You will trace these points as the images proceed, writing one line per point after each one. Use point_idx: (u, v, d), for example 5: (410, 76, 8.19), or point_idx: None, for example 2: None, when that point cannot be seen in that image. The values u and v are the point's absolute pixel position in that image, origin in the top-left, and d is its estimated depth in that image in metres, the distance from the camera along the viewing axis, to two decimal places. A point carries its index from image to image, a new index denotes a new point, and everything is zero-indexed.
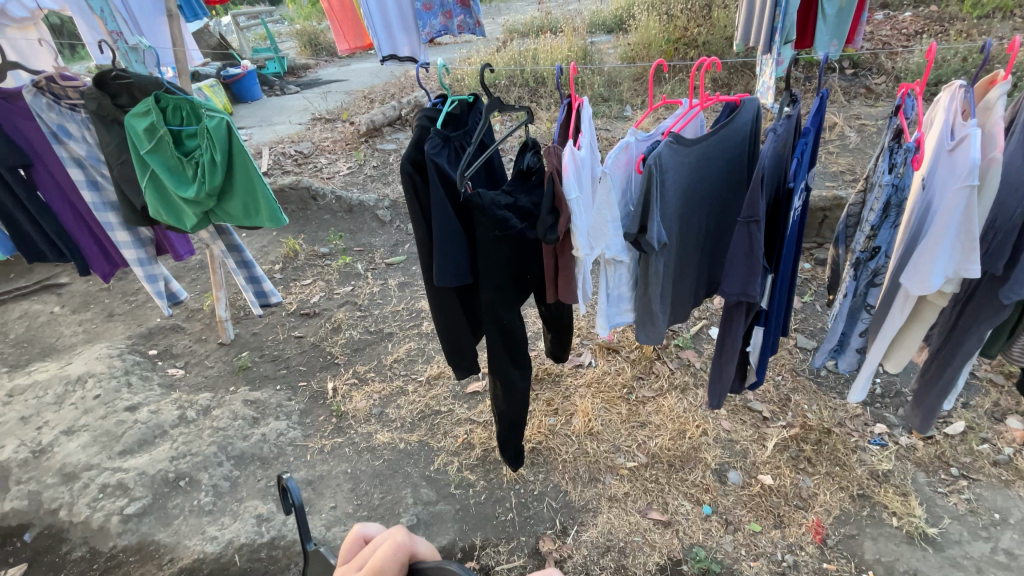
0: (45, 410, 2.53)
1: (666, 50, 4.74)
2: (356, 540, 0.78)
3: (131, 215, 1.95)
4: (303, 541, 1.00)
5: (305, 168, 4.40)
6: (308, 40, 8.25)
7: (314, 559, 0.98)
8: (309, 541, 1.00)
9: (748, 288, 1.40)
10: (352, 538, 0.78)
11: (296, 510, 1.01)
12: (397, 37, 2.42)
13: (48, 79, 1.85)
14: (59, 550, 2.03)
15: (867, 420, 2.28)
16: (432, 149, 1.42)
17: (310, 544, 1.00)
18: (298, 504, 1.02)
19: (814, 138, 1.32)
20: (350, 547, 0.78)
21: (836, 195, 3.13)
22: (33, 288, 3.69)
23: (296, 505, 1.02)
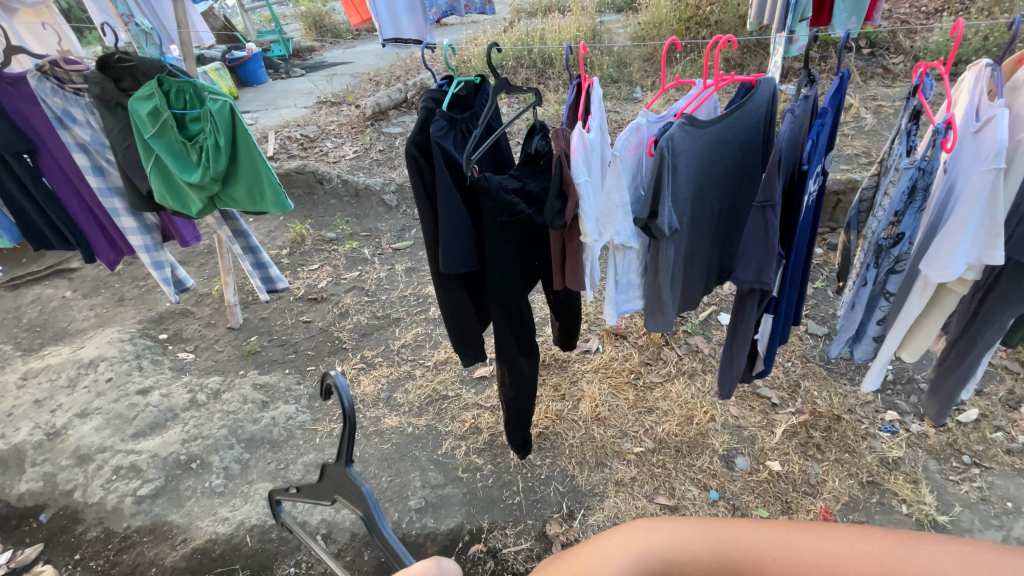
0: (58, 393, 2.57)
1: (677, 30, 4.62)
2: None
3: (138, 201, 1.95)
4: (341, 460, 0.93)
5: (311, 152, 4.37)
6: (312, 22, 8.17)
7: (337, 471, 0.97)
8: (346, 463, 0.94)
9: (762, 275, 1.38)
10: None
11: (347, 426, 0.90)
12: (402, 19, 2.39)
13: (51, 62, 1.83)
14: (75, 530, 2.08)
15: (878, 407, 2.26)
16: (439, 132, 1.39)
17: (348, 466, 0.93)
18: (347, 412, 0.92)
19: (832, 119, 1.28)
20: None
21: (851, 178, 3.07)
22: (44, 273, 3.73)
23: (347, 417, 0.91)
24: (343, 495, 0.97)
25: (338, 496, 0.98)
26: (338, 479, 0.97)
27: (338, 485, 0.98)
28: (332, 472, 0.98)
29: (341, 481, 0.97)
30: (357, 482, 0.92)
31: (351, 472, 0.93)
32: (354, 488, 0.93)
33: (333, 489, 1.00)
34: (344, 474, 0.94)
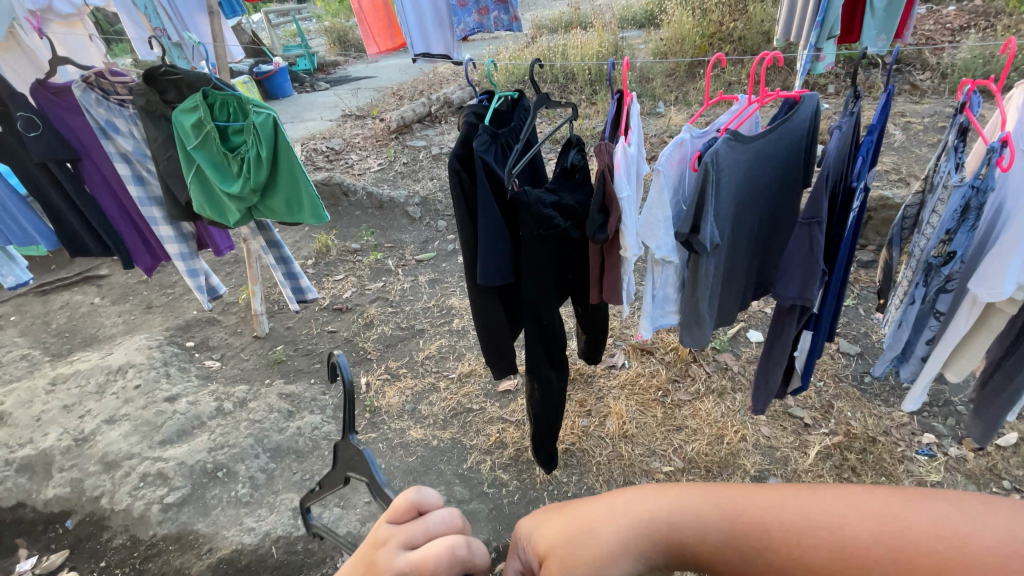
0: (87, 399, 2.60)
1: (699, 45, 4.63)
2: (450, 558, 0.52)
3: (176, 210, 1.99)
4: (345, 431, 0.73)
5: (336, 164, 4.43)
6: (337, 37, 8.33)
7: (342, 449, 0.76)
8: (352, 432, 0.73)
9: (805, 292, 1.35)
10: (441, 561, 0.51)
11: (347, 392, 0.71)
12: (431, 33, 2.50)
13: (97, 74, 1.88)
14: (101, 536, 2.09)
15: (914, 429, 2.20)
16: (481, 146, 1.39)
17: (352, 434, 0.74)
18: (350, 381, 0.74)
19: (879, 136, 1.25)
20: (398, 514, 0.56)
21: (882, 195, 3.02)
22: (75, 280, 3.80)
23: (347, 383, 0.72)
24: (352, 471, 0.75)
25: (347, 477, 0.77)
26: (344, 458, 0.76)
27: (347, 465, 0.76)
28: (342, 453, 0.76)
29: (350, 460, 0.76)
30: (363, 453, 0.72)
31: (357, 444, 0.73)
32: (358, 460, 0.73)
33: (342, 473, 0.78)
34: (350, 452, 0.74)
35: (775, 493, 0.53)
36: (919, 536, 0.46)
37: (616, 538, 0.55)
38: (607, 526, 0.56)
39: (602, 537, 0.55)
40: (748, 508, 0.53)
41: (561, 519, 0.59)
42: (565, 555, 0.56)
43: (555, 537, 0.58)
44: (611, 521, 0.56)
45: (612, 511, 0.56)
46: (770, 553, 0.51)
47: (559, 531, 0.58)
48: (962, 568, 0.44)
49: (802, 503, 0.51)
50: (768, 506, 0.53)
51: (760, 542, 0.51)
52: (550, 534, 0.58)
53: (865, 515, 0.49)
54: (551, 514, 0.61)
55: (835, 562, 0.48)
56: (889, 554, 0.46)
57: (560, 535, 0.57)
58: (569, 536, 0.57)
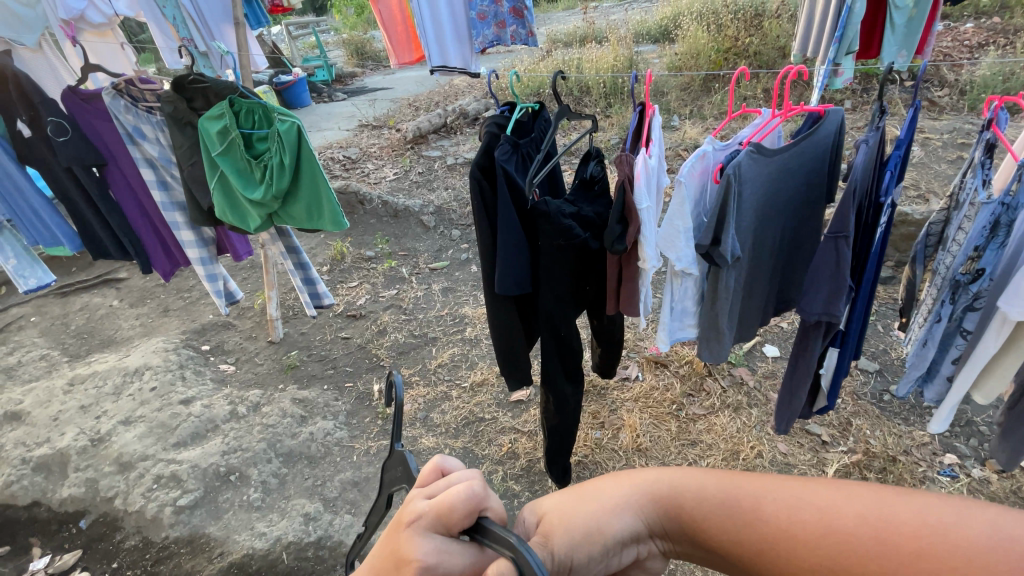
0: (104, 400, 2.62)
1: (714, 60, 4.66)
2: (464, 496, 0.50)
3: (199, 215, 2.02)
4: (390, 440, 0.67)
5: (353, 173, 4.49)
6: (355, 49, 8.51)
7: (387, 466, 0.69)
8: (399, 446, 0.66)
9: (831, 307, 1.32)
10: (457, 494, 0.49)
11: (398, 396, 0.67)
12: (449, 48, 2.55)
13: (127, 82, 1.92)
14: (113, 537, 2.10)
15: (936, 450, 2.15)
16: (502, 156, 1.40)
17: (397, 444, 0.67)
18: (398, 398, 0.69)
19: (905, 151, 1.24)
20: (423, 481, 0.57)
21: (901, 211, 2.99)
22: (94, 282, 3.86)
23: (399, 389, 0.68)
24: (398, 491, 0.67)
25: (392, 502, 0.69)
26: (387, 474, 0.68)
27: (391, 482, 0.68)
28: (388, 474, 0.68)
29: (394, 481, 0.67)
30: (410, 467, 0.64)
31: (406, 462, 0.64)
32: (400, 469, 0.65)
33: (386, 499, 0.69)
34: (398, 470, 0.66)
35: (771, 478, 0.59)
36: (903, 522, 0.51)
37: (619, 495, 0.63)
38: (612, 489, 0.63)
39: (607, 498, 0.63)
40: (742, 485, 0.59)
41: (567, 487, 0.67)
42: (570, 509, 0.62)
43: (562, 498, 0.65)
44: (615, 490, 0.63)
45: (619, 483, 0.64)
46: (758, 526, 0.56)
47: (566, 494, 0.65)
48: (940, 552, 0.48)
49: (794, 486, 0.57)
50: (764, 487, 0.58)
51: (751, 514, 0.57)
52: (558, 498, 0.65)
53: (855, 500, 0.54)
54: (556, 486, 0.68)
55: (818, 534, 0.53)
56: (869, 531, 0.51)
57: (565, 495, 0.65)
58: (575, 498, 0.64)
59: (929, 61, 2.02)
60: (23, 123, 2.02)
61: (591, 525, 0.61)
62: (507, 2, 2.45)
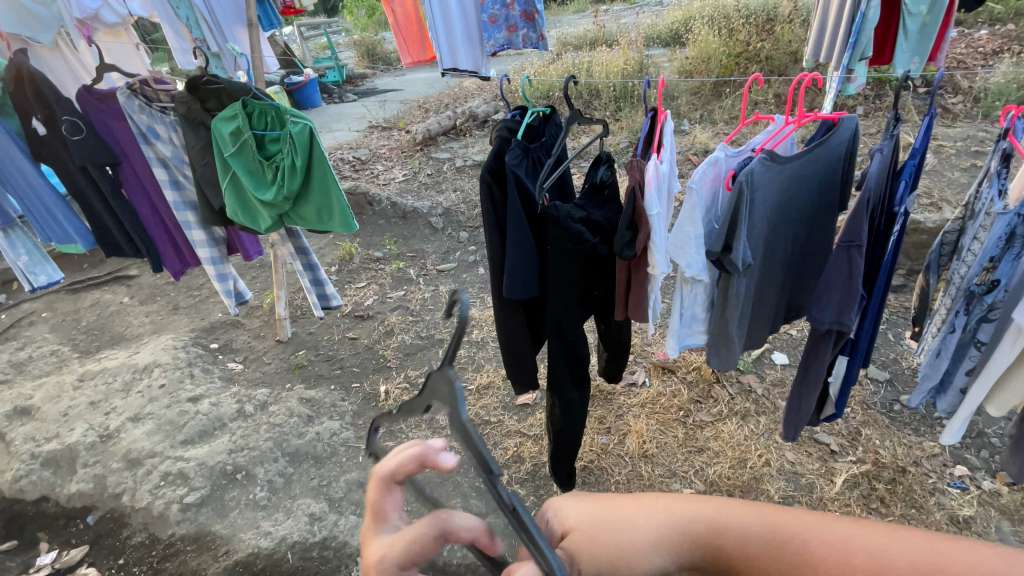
0: (113, 396, 2.65)
1: (725, 65, 4.64)
2: (383, 486, 0.62)
3: (210, 215, 2.03)
4: (443, 363, 0.63)
5: (362, 174, 4.51)
6: (366, 50, 8.56)
7: (432, 379, 0.67)
8: (453, 369, 0.63)
9: (842, 316, 1.31)
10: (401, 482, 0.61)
11: (458, 329, 0.60)
12: (460, 52, 2.56)
13: (142, 82, 1.94)
14: (120, 534, 2.12)
15: (946, 461, 2.12)
16: (512, 160, 1.40)
17: (448, 368, 0.64)
18: (463, 316, 0.62)
19: (921, 159, 1.22)
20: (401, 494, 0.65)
21: (913, 219, 2.96)
22: (106, 279, 3.90)
23: (460, 320, 0.61)
24: (440, 402, 0.66)
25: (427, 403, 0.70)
26: (431, 386, 0.68)
27: (432, 393, 0.68)
28: (432, 380, 0.68)
29: (439, 394, 0.67)
30: (459, 393, 0.62)
31: (456, 390, 0.62)
32: (446, 393, 0.64)
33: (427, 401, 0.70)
34: (445, 388, 0.65)
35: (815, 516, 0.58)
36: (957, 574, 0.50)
37: (652, 528, 0.61)
38: (640, 517, 0.63)
39: (634, 525, 0.62)
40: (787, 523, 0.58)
41: (591, 499, 0.68)
42: (595, 534, 0.63)
43: (588, 514, 0.66)
44: (643, 519, 0.62)
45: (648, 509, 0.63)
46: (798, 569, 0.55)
47: (592, 510, 0.66)
48: None
49: (842, 526, 0.56)
50: (809, 527, 0.57)
51: (787, 553, 0.56)
52: (584, 513, 0.66)
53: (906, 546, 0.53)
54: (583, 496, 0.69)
55: None
56: None
57: (591, 513, 0.66)
58: (600, 520, 0.64)
59: (944, 70, 2.01)
60: (37, 121, 2.04)
61: (619, 554, 0.61)
62: (519, 6, 2.46)
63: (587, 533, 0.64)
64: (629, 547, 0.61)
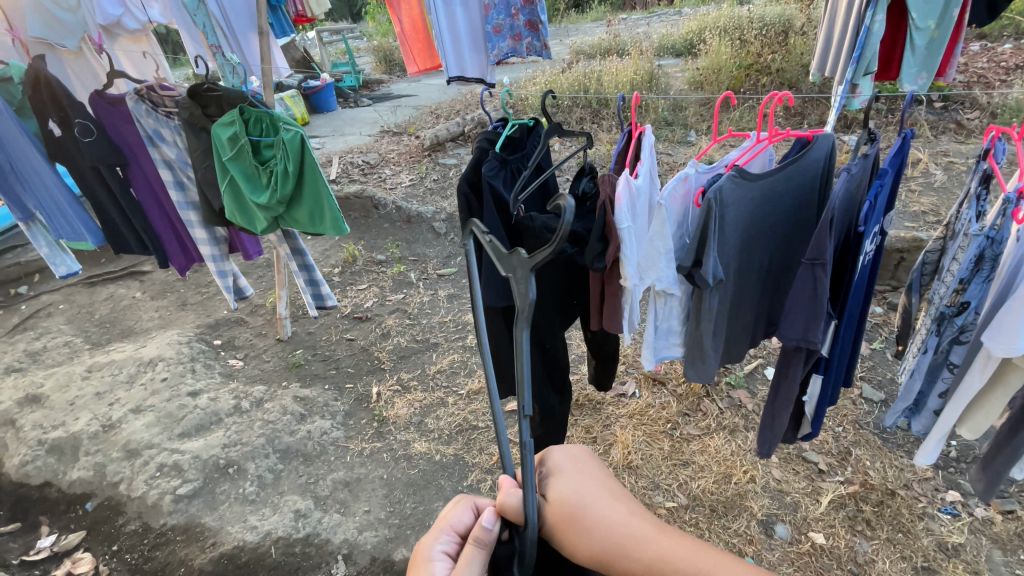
0: (118, 388, 2.74)
1: (736, 76, 4.61)
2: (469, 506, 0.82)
3: (210, 215, 2.11)
4: (529, 262, 0.67)
5: (370, 178, 4.59)
6: (383, 57, 8.74)
7: (514, 259, 0.71)
8: (532, 274, 0.68)
9: (808, 333, 1.30)
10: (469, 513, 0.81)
11: (559, 240, 0.63)
12: (465, 58, 2.60)
13: (149, 88, 2.03)
14: (116, 521, 2.19)
15: (938, 485, 2.08)
16: (489, 171, 1.45)
17: (531, 271, 0.68)
18: (564, 229, 0.64)
19: (891, 180, 1.22)
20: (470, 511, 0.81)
21: (916, 237, 2.91)
22: (120, 274, 4.04)
23: (564, 231, 0.64)
24: (512, 285, 0.72)
25: (501, 268, 0.75)
26: (509, 264, 0.72)
27: (507, 268, 0.73)
28: (513, 261, 0.72)
29: (512, 269, 0.72)
30: (529, 293, 0.69)
31: (528, 282, 0.68)
32: (522, 282, 0.70)
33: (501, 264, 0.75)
34: (520, 283, 0.70)
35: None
36: None
37: (603, 542, 0.69)
38: (601, 526, 0.70)
39: (591, 529, 0.70)
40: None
41: (579, 482, 0.75)
42: (564, 519, 0.72)
43: (569, 494, 0.74)
44: (604, 526, 0.70)
45: (611, 518, 0.71)
46: None
47: (575, 493, 0.74)
48: None
49: None
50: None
51: None
52: (567, 491, 0.74)
53: None
54: (576, 474, 0.76)
55: None
56: None
57: (568, 495, 0.74)
58: (574, 505, 0.73)
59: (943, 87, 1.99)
60: (53, 124, 2.14)
61: (572, 544, 0.72)
62: (523, 15, 2.49)
63: (561, 511, 0.73)
64: (581, 542, 0.71)
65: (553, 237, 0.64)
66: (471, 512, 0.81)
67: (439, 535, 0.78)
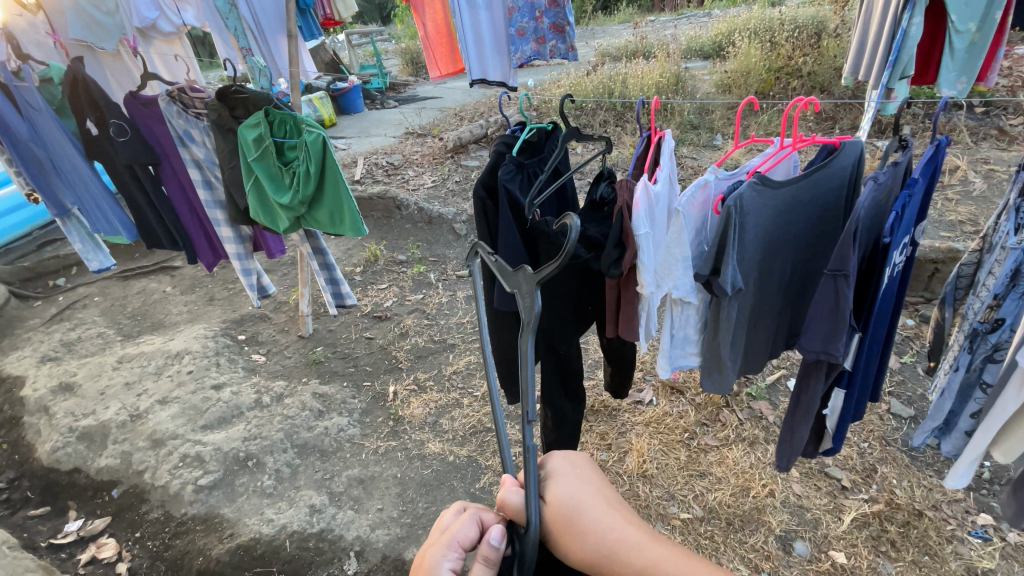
0: (146, 379, 2.83)
1: (765, 79, 4.52)
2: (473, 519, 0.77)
3: (236, 214, 2.16)
4: (535, 277, 0.71)
5: (393, 179, 4.65)
6: (410, 59, 8.85)
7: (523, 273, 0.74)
8: (537, 288, 0.71)
9: (829, 346, 1.26)
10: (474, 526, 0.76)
11: (564, 258, 0.67)
12: (488, 61, 2.61)
13: (180, 89, 2.09)
14: (139, 508, 2.27)
15: (969, 508, 1.99)
16: (505, 175, 1.44)
17: (536, 288, 0.71)
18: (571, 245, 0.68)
19: (922, 189, 1.17)
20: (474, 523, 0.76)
21: (952, 248, 2.79)
22: (152, 269, 4.17)
23: (570, 248, 0.68)
24: (517, 300, 0.74)
25: (506, 286, 0.78)
26: (516, 277, 0.75)
27: (512, 280, 0.76)
28: (520, 275, 0.74)
29: (517, 284, 0.75)
30: (533, 306, 0.71)
31: (533, 295, 0.71)
32: (527, 293, 0.73)
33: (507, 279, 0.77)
34: (525, 297, 0.73)
35: None
36: None
37: (599, 550, 0.68)
38: (599, 533, 0.69)
39: (588, 536, 0.69)
40: None
41: (577, 488, 0.73)
42: (561, 522, 0.71)
43: (566, 499, 0.72)
44: (599, 533, 0.69)
45: (607, 526, 0.69)
46: None
47: (573, 498, 0.72)
48: None
49: None
50: None
51: None
52: (565, 494, 0.72)
53: None
54: (575, 478, 0.74)
55: None
56: None
57: (566, 501, 0.72)
58: (571, 509, 0.71)
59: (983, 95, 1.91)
60: (90, 124, 2.23)
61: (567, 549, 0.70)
62: (547, 18, 2.49)
63: (558, 515, 0.72)
64: (576, 547, 0.70)
65: (560, 254, 0.68)
66: (478, 525, 0.76)
67: (445, 553, 0.74)
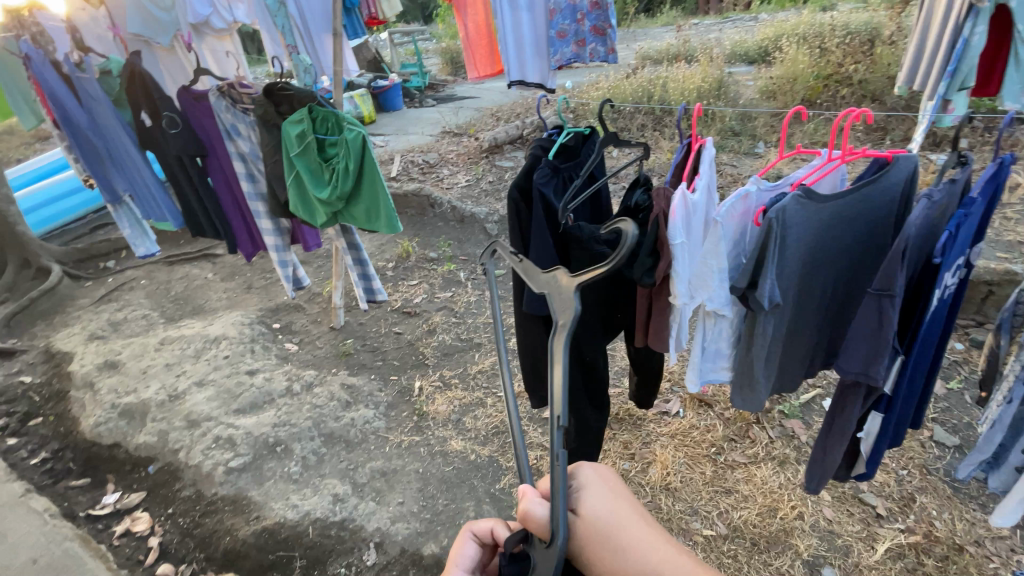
0: (185, 361, 2.95)
1: (813, 86, 4.37)
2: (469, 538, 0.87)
3: (277, 207, 2.23)
4: (575, 278, 0.70)
5: (428, 177, 4.71)
6: (450, 58, 8.93)
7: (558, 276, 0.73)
8: (578, 291, 0.70)
9: (869, 368, 1.21)
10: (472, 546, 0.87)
11: (616, 265, 0.67)
12: (528, 64, 2.61)
13: (230, 85, 2.18)
14: (174, 485, 2.37)
15: (1015, 546, 1.87)
16: (540, 179, 1.44)
17: (577, 291, 0.70)
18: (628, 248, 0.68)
19: (979, 209, 1.11)
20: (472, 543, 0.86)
21: (1009, 269, 2.64)
22: (195, 255, 4.33)
23: (628, 251, 0.67)
24: (551, 302, 0.74)
25: (535, 289, 0.77)
26: (549, 280, 0.75)
27: (545, 283, 0.76)
28: (554, 276, 0.74)
29: (551, 284, 0.74)
30: (572, 307, 0.71)
31: (572, 297, 0.70)
32: (563, 297, 0.72)
33: (540, 281, 0.77)
34: (562, 299, 0.72)
35: None
36: None
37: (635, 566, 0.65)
38: (633, 549, 0.66)
39: (624, 556, 0.67)
40: None
41: (611, 503, 0.73)
42: (595, 538, 0.70)
43: (599, 513, 0.71)
44: (636, 549, 0.66)
45: (643, 541, 0.67)
46: None
47: (606, 513, 0.71)
48: None
49: None
50: None
51: None
52: (597, 508, 0.72)
53: None
54: (608, 493, 0.74)
55: None
56: None
57: (601, 515, 0.71)
58: (605, 526, 0.70)
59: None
60: (144, 115, 2.33)
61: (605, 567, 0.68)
62: (589, 20, 2.47)
63: (592, 531, 0.71)
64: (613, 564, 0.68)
65: (616, 258, 0.67)
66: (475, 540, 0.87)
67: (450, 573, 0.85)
